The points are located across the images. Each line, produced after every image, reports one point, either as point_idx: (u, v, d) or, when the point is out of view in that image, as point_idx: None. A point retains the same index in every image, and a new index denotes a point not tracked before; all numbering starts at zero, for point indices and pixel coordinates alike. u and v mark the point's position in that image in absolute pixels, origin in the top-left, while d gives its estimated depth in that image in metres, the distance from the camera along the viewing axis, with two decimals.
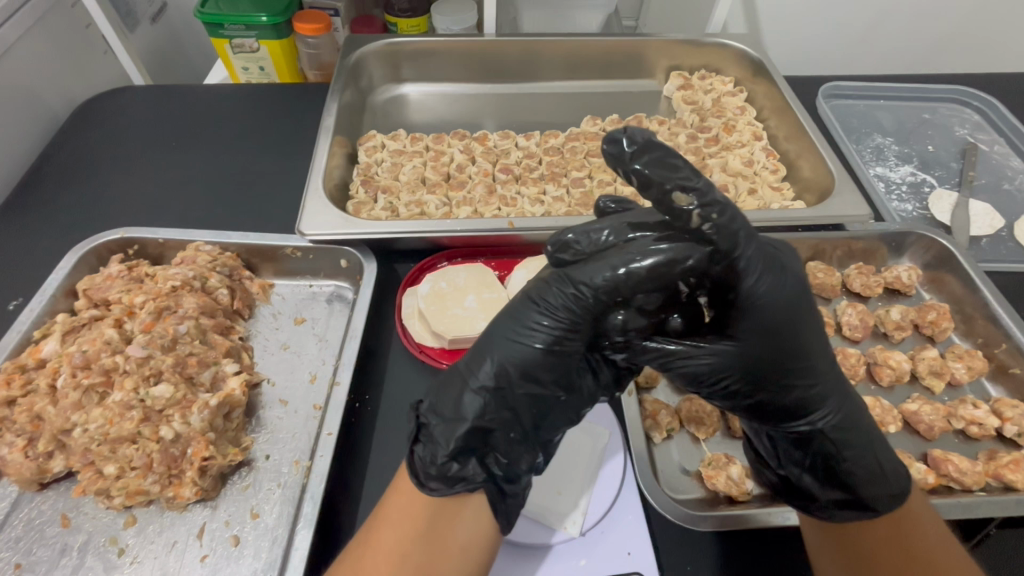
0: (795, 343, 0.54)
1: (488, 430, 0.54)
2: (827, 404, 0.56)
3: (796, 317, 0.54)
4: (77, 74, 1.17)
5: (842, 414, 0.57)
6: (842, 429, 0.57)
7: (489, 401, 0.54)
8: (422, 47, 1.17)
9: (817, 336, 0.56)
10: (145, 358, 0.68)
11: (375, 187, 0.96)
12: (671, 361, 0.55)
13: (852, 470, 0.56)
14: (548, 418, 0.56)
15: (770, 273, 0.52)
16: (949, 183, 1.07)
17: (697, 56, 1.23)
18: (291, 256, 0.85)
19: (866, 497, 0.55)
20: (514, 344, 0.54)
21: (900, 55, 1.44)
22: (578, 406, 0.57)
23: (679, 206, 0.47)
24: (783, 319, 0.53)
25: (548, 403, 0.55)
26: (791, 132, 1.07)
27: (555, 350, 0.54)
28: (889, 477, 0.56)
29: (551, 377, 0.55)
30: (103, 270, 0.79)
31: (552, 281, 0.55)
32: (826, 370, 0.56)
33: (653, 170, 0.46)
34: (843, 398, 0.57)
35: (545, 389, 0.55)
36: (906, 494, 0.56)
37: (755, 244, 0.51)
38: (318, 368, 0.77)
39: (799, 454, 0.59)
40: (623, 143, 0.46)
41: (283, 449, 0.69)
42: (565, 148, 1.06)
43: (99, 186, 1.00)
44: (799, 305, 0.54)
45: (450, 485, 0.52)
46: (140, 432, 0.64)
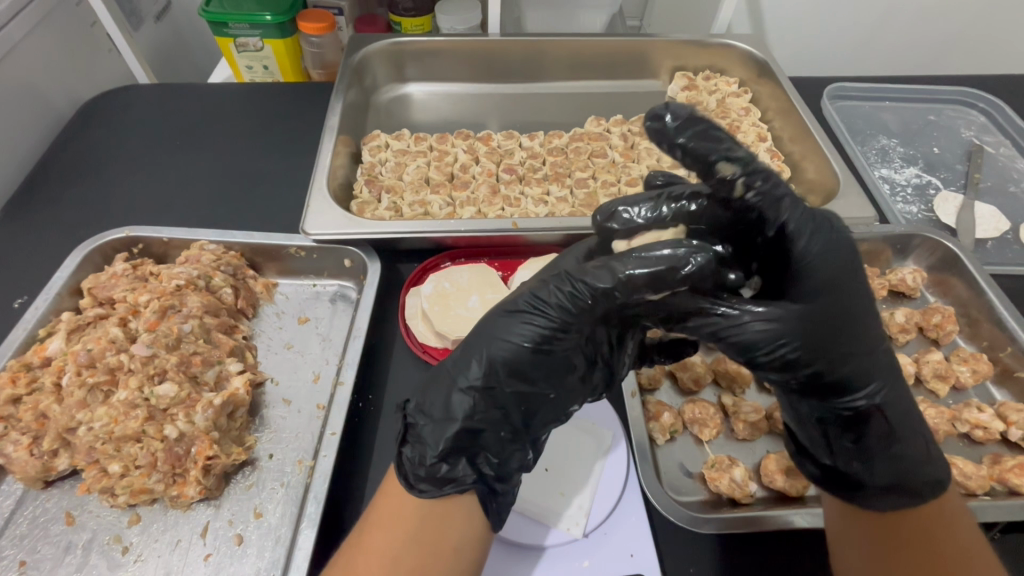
0: (856, 312, 0.52)
1: (477, 431, 0.54)
2: (886, 381, 0.54)
3: (854, 279, 0.53)
4: (81, 72, 1.17)
5: (897, 394, 0.55)
6: (896, 407, 0.54)
7: (478, 401, 0.53)
8: (427, 47, 1.17)
9: (874, 308, 0.54)
10: (150, 357, 0.68)
11: (379, 187, 0.96)
12: (728, 328, 0.51)
13: (899, 451, 0.55)
14: (538, 416, 0.56)
15: (822, 237, 0.53)
16: (955, 185, 1.07)
17: (702, 56, 1.22)
18: (295, 256, 0.85)
19: (915, 484, 0.55)
20: (504, 342, 0.54)
21: (906, 56, 1.44)
22: (569, 404, 0.57)
23: (724, 174, 0.54)
24: (836, 281, 0.52)
25: (538, 401, 0.55)
26: (796, 133, 1.07)
27: (543, 348, 0.54)
28: (931, 463, 0.55)
29: (541, 374, 0.54)
30: (108, 269, 0.79)
31: (548, 279, 0.54)
32: (880, 343, 0.55)
33: (697, 144, 0.54)
34: (896, 375, 0.55)
35: (535, 386, 0.54)
36: (948, 482, 0.56)
37: (801, 210, 0.53)
38: (322, 368, 0.77)
39: (851, 438, 0.56)
40: (666, 118, 0.54)
41: (286, 448, 0.69)
42: (569, 149, 1.06)
43: (103, 185, 1.00)
44: (856, 271, 0.54)
45: (440, 486, 0.53)
46: (145, 430, 0.64)
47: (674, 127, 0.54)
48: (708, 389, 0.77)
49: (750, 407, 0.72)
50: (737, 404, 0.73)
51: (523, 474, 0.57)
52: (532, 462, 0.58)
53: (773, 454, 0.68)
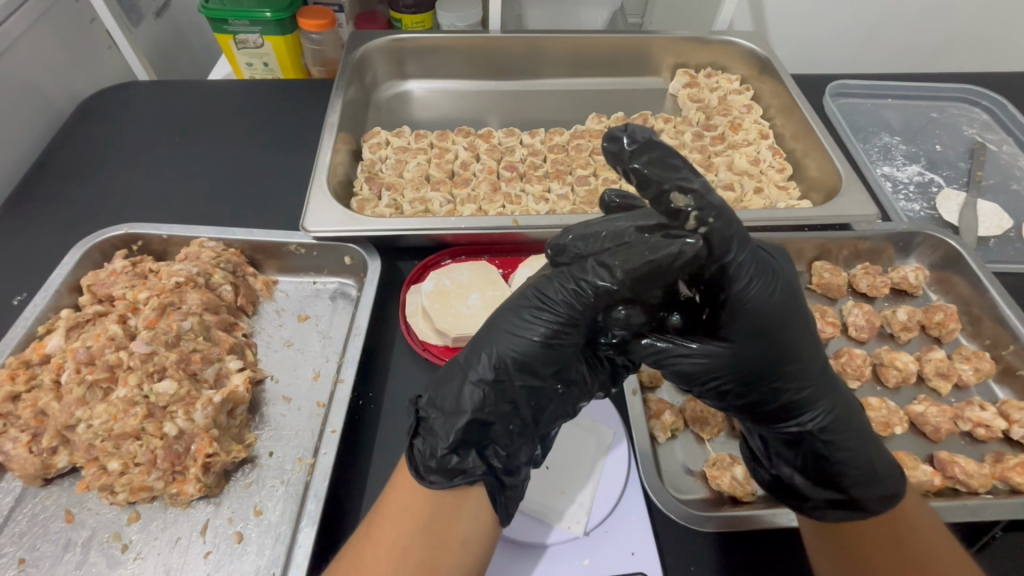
0: (785, 351, 0.53)
1: (487, 424, 0.54)
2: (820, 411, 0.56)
3: (793, 317, 0.54)
4: (81, 69, 1.17)
5: (838, 420, 0.56)
6: (831, 431, 0.56)
7: (488, 393, 0.53)
8: (427, 43, 1.17)
9: (815, 340, 0.56)
10: (149, 354, 0.68)
11: (379, 184, 0.95)
12: (666, 359, 0.52)
13: (845, 471, 0.56)
14: (548, 411, 0.56)
15: (760, 273, 0.52)
16: (957, 183, 1.06)
17: (703, 53, 1.22)
18: (295, 253, 0.84)
19: (858, 496, 0.55)
20: (514, 337, 0.54)
21: (908, 53, 1.43)
22: (579, 399, 0.57)
23: (677, 206, 0.48)
24: (773, 320, 0.52)
25: (548, 396, 0.55)
26: (798, 131, 1.07)
27: (552, 343, 0.54)
28: (883, 479, 0.55)
29: (552, 370, 0.54)
30: (107, 266, 0.79)
31: (556, 274, 0.55)
32: (818, 369, 0.56)
33: (653, 170, 0.46)
34: (835, 399, 0.57)
35: (547, 381, 0.54)
36: (901, 495, 0.55)
37: (747, 248, 0.51)
38: (322, 366, 0.76)
39: (791, 454, 0.59)
40: (625, 139, 0.46)
41: (286, 446, 0.69)
42: (570, 146, 1.05)
43: (102, 182, 1.00)
44: (795, 308, 0.54)
45: (450, 477, 0.52)
46: (144, 428, 0.64)
47: (630, 150, 0.47)
48: None
49: None
50: None
51: (531, 469, 0.57)
52: (540, 458, 0.59)
53: None
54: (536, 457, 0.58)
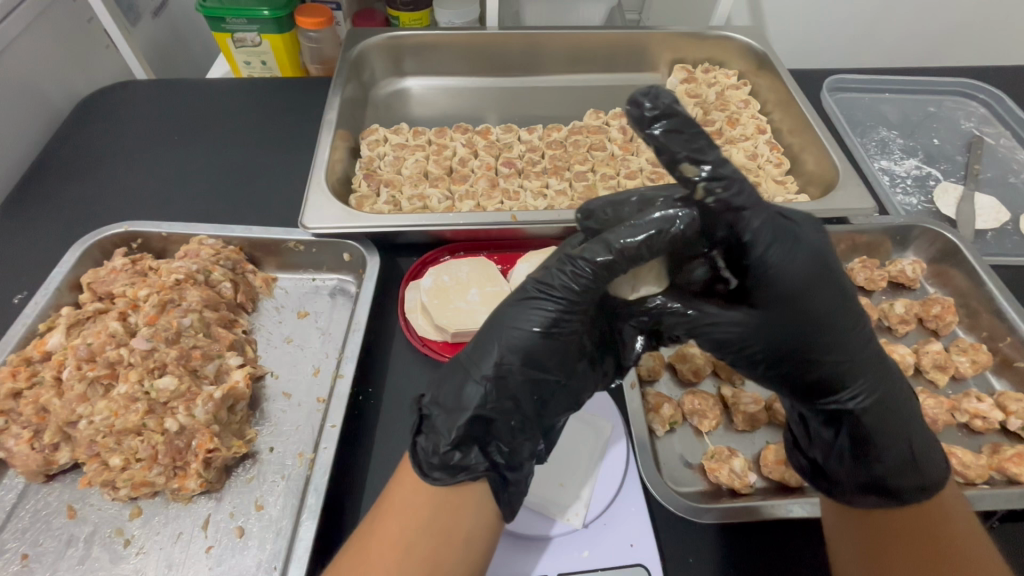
0: (819, 331, 0.54)
1: (490, 420, 0.54)
2: (863, 396, 0.56)
3: (833, 295, 0.54)
4: (78, 69, 1.17)
5: (877, 402, 0.56)
6: (866, 411, 0.56)
7: (491, 389, 0.53)
8: (424, 40, 1.17)
9: (860, 317, 0.56)
10: (150, 351, 0.68)
11: (378, 181, 0.95)
12: (699, 329, 0.55)
13: (880, 453, 0.56)
14: (550, 402, 0.56)
15: (796, 253, 0.52)
16: (954, 176, 1.06)
17: (700, 48, 1.22)
18: (294, 250, 0.84)
19: (892, 485, 0.55)
20: (515, 331, 0.55)
21: (905, 47, 1.43)
22: (579, 393, 0.58)
23: (687, 177, 0.50)
24: (807, 293, 0.53)
25: (550, 389, 0.56)
26: (795, 125, 1.07)
27: (553, 333, 0.55)
28: (918, 466, 0.55)
29: (553, 362, 0.55)
30: (107, 264, 0.79)
31: (553, 264, 0.55)
32: (861, 348, 0.55)
33: (672, 140, 0.48)
34: (879, 377, 0.56)
35: (547, 373, 0.55)
36: (937, 487, 0.55)
37: (768, 216, 0.52)
38: (322, 362, 0.77)
39: (828, 433, 0.59)
40: (644, 104, 0.48)
41: (286, 442, 0.69)
42: (568, 142, 1.05)
43: (103, 180, 1.00)
44: (836, 289, 0.54)
45: (453, 474, 0.53)
46: (145, 424, 0.64)
47: (649, 116, 0.48)
48: (707, 381, 0.77)
49: (750, 398, 0.72)
50: (737, 395, 0.73)
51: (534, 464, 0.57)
52: (543, 453, 0.58)
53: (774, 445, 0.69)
54: (540, 452, 0.58)
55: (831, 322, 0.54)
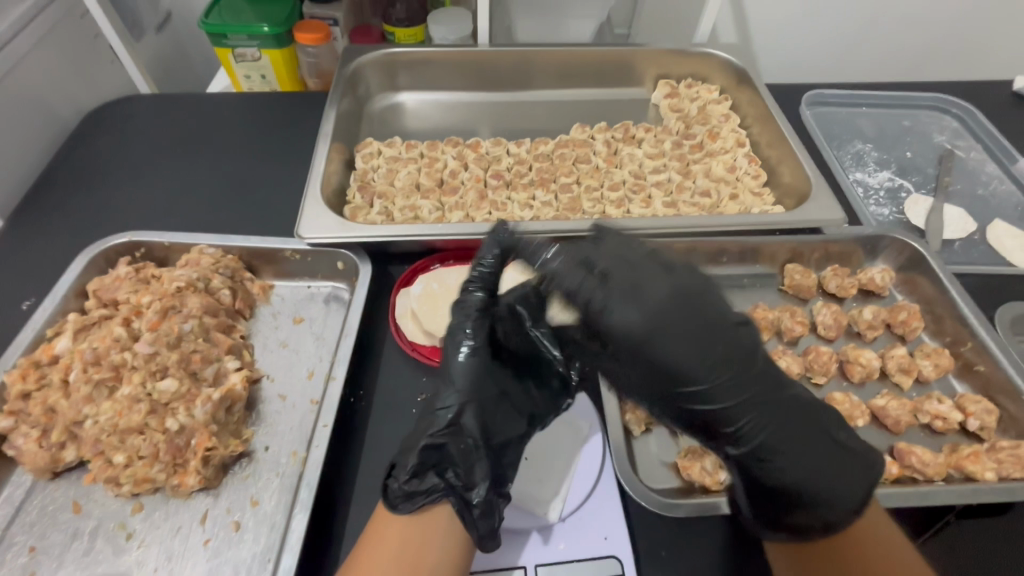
0: (703, 388, 0.55)
1: (442, 447, 0.61)
2: (773, 441, 0.57)
3: (704, 349, 0.55)
4: (85, 84, 1.22)
5: (784, 440, 0.57)
6: (774, 451, 0.57)
7: (439, 422, 0.63)
8: (418, 57, 1.22)
9: (745, 356, 0.56)
10: (152, 354, 0.71)
11: (371, 193, 0.99)
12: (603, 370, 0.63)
13: (781, 498, 0.58)
14: (494, 424, 0.65)
15: (616, 309, 0.55)
16: (926, 188, 1.11)
17: (683, 64, 1.27)
18: (290, 258, 0.88)
19: (795, 522, 0.58)
20: (457, 371, 0.67)
21: (883, 61, 1.48)
22: (523, 412, 0.68)
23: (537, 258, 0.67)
24: (669, 354, 0.54)
25: (493, 412, 0.65)
26: (772, 139, 1.12)
27: (486, 368, 0.67)
28: (819, 502, 0.57)
29: (490, 389, 0.66)
30: (111, 272, 0.83)
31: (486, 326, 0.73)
32: (746, 398, 0.56)
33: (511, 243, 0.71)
34: (768, 423, 0.57)
35: (487, 400, 0.66)
36: (841, 522, 0.57)
37: (608, 284, 0.55)
38: (316, 365, 0.81)
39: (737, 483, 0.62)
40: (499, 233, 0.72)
41: (281, 441, 0.73)
42: (554, 155, 1.09)
43: (107, 192, 1.04)
44: (703, 338, 0.55)
45: (416, 500, 0.59)
46: (147, 423, 0.67)
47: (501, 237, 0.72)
48: None
49: None
50: None
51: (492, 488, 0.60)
52: (502, 474, 0.62)
53: None
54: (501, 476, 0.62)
55: (705, 380, 0.55)
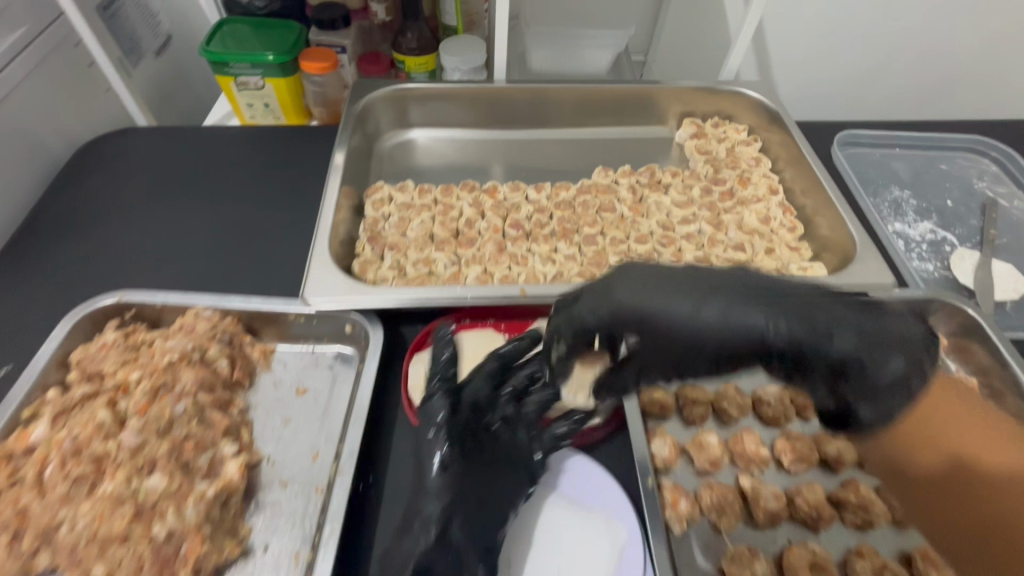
0: (679, 320, 0.54)
1: (428, 566, 0.60)
2: (784, 328, 0.51)
3: (675, 283, 0.55)
4: (78, 117, 1.15)
5: (805, 319, 0.51)
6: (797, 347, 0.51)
7: (422, 535, 0.61)
8: (431, 93, 1.15)
9: (729, 278, 0.55)
10: (138, 447, 0.64)
11: (382, 245, 0.92)
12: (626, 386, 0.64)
13: (864, 369, 0.51)
14: (474, 526, 0.63)
15: (600, 290, 0.59)
16: (970, 241, 1.04)
17: (710, 102, 1.20)
18: (294, 322, 0.81)
19: (892, 380, 0.51)
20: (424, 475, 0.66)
21: (914, 97, 1.42)
22: (506, 499, 0.66)
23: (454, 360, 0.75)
24: (647, 311, 0.55)
25: (471, 511, 0.63)
26: (808, 186, 1.05)
27: (452, 460, 0.66)
28: (890, 341, 0.51)
29: (461, 485, 0.65)
30: (98, 338, 0.76)
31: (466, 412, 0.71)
32: (760, 309, 0.52)
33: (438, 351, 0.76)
34: (796, 310, 0.51)
35: (459, 503, 0.63)
36: (903, 337, 0.52)
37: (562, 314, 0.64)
38: (321, 446, 0.73)
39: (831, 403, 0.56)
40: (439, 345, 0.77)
41: (282, 538, 0.65)
42: (577, 202, 1.02)
43: (100, 241, 0.98)
44: (670, 280, 0.55)
45: None
46: (131, 530, 0.59)
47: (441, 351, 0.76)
48: (725, 470, 0.74)
49: (771, 493, 0.70)
50: (757, 489, 0.70)
51: None
52: None
53: (796, 547, 0.66)
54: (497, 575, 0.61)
55: (677, 312, 0.53)
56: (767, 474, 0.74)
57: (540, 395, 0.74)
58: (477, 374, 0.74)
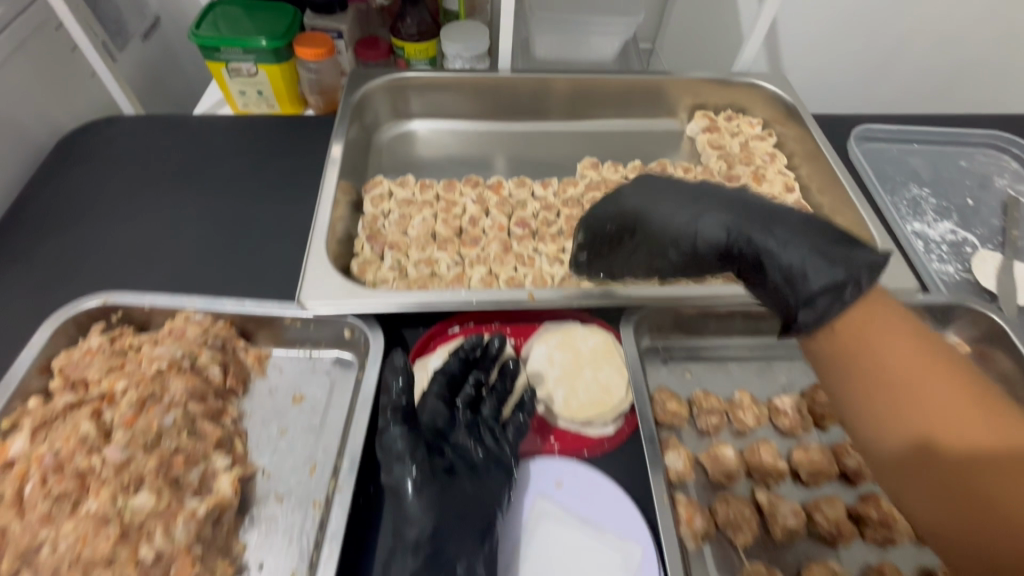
0: (663, 203, 0.65)
1: None
2: (788, 251, 0.56)
3: (669, 193, 0.65)
4: (60, 104, 1.09)
5: (778, 239, 0.57)
6: (808, 265, 0.54)
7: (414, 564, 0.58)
8: (432, 83, 1.10)
9: (742, 194, 0.62)
10: (126, 462, 0.60)
11: (382, 243, 0.88)
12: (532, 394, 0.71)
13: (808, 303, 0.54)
14: (459, 540, 0.59)
15: (614, 202, 0.71)
16: (991, 242, 1.01)
17: (723, 94, 1.15)
18: (290, 326, 0.77)
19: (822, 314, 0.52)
20: (400, 503, 0.61)
21: (936, 90, 1.36)
22: (488, 511, 0.62)
23: (405, 384, 0.65)
24: (644, 206, 0.67)
25: (454, 530, 0.60)
26: (825, 184, 1.01)
27: (424, 485, 0.61)
28: (833, 264, 0.53)
29: (436, 507, 0.60)
30: (82, 343, 0.71)
31: (430, 430, 0.67)
32: (760, 210, 0.59)
33: (390, 370, 0.66)
34: (797, 243, 0.56)
35: (440, 521, 0.60)
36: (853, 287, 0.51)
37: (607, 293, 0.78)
38: (319, 458, 0.70)
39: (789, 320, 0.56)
40: (394, 370, 0.65)
41: (279, 557, 0.63)
42: (585, 199, 0.98)
43: (84, 236, 0.93)
44: (679, 195, 0.65)
45: None
46: (116, 554, 0.55)
47: (396, 373, 0.65)
48: (741, 481, 0.72)
49: (789, 508, 0.67)
50: (775, 504, 0.68)
51: None
52: None
53: (816, 566, 0.64)
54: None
55: (671, 206, 0.64)
56: (784, 487, 0.72)
57: (490, 398, 0.70)
58: (428, 392, 0.69)
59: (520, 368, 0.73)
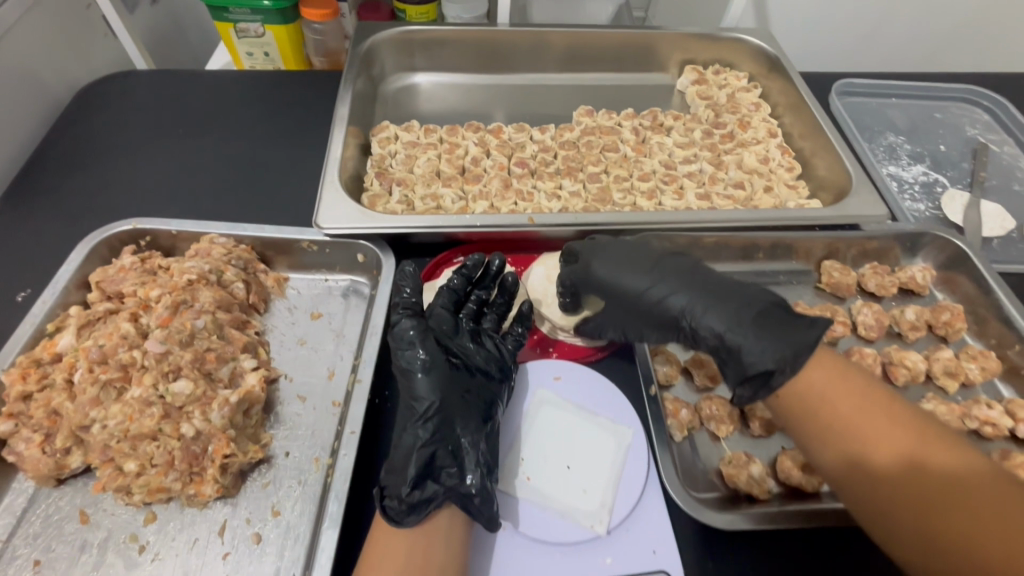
0: (627, 275, 0.68)
1: (431, 453, 0.62)
2: (726, 325, 0.61)
3: (630, 265, 0.69)
4: (76, 58, 1.14)
5: (717, 312, 0.62)
6: (743, 347, 0.59)
7: (422, 434, 0.63)
8: (434, 37, 1.15)
9: (693, 271, 0.67)
10: (164, 354, 0.66)
11: (390, 180, 0.94)
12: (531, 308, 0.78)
13: (748, 368, 0.59)
14: (464, 418, 0.65)
15: (582, 270, 0.72)
16: (961, 183, 1.08)
17: (710, 50, 1.21)
18: (307, 250, 0.83)
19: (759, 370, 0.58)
20: (410, 382, 0.66)
21: (916, 50, 1.42)
22: (489, 401, 0.68)
23: (413, 290, 0.74)
24: (613, 283, 0.69)
25: (458, 409, 0.65)
26: (806, 130, 1.07)
27: (433, 367, 0.67)
28: (771, 346, 0.58)
29: (443, 388, 0.66)
30: (115, 262, 0.77)
31: (439, 328, 0.72)
32: (706, 283, 0.65)
33: (401, 276, 0.75)
34: (736, 311, 0.61)
35: (448, 398, 0.65)
36: (784, 358, 0.57)
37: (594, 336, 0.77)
38: (336, 365, 0.76)
39: (741, 390, 0.61)
40: (404, 279, 0.74)
41: (302, 446, 0.68)
42: (581, 143, 1.04)
43: (107, 177, 0.98)
44: (638, 260, 0.69)
45: (422, 512, 0.58)
46: (161, 429, 0.63)
47: (405, 283, 0.74)
48: (723, 386, 0.79)
49: (766, 404, 0.74)
50: (753, 401, 0.75)
51: (489, 478, 0.62)
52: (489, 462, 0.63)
53: (790, 450, 0.70)
54: (488, 455, 0.64)
55: (636, 281, 0.68)
56: None
57: (491, 313, 0.78)
58: (435, 303, 0.75)
59: (518, 282, 0.79)
